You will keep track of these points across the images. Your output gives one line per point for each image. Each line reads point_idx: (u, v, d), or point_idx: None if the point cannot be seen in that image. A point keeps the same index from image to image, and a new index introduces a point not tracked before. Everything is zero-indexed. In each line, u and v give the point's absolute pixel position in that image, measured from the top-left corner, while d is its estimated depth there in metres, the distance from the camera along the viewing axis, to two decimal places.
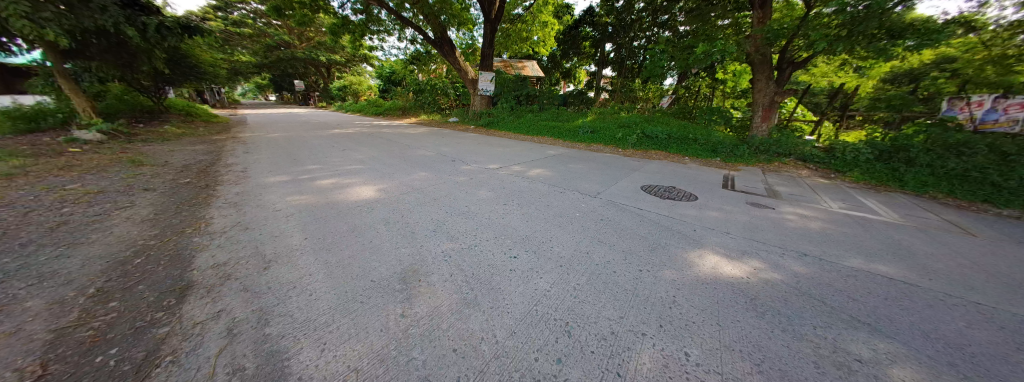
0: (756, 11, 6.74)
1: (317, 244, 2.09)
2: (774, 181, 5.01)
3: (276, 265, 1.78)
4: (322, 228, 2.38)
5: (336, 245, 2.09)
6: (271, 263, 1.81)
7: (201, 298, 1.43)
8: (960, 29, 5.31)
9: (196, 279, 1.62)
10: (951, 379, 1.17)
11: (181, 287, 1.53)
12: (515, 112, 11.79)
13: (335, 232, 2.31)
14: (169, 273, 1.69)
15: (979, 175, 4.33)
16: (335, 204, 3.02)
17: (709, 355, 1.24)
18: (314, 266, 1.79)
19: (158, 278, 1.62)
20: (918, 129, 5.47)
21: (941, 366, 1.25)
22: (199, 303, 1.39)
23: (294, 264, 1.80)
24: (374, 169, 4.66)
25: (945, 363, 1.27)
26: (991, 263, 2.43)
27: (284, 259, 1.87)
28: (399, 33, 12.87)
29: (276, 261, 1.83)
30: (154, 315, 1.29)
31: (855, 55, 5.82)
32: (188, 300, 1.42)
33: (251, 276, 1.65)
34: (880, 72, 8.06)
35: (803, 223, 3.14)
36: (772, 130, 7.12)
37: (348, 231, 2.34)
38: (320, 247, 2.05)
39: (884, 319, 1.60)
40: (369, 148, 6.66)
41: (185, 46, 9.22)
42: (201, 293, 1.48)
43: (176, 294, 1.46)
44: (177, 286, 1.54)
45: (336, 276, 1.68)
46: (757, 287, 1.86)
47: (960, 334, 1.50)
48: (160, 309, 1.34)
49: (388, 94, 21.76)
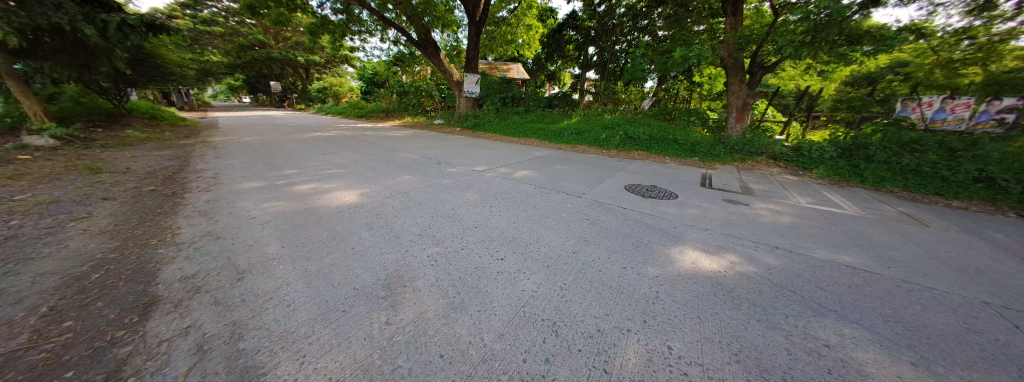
0: (730, 18, 7.08)
1: (295, 253, 2.00)
2: (749, 179, 5.26)
3: (251, 275, 1.70)
4: (301, 236, 2.29)
5: (316, 252, 2.02)
6: (246, 273, 1.72)
7: (168, 314, 1.34)
8: (912, 35, 5.70)
9: (163, 293, 1.51)
10: (911, 361, 1.26)
11: (144, 303, 1.42)
12: (501, 114, 11.81)
13: (314, 239, 2.23)
14: (132, 287, 1.57)
15: (931, 170, 4.73)
16: (315, 210, 2.92)
17: (691, 348, 1.29)
18: (292, 275, 1.72)
19: (120, 294, 1.50)
20: (875, 128, 5.89)
21: (902, 349, 1.34)
22: (166, 319, 1.30)
23: (270, 274, 1.72)
24: (356, 173, 4.54)
25: (904, 345, 1.37)
26: (940, 250, 2.65)
27: (259, 269, 1.77)
28: (381, 34, 12.60)
29: (251, 272, 1.74)
30: (115, 334, 1.19)
31: (818, 60, 6.21)
32: (153, 316, 1.32)
33: (224, 287, 1.57)
34: (841, 76, 8.62)
35: (774, 218, 3.31)
36: (746, 130, 7.47)
37: (328, 237, 2.26)
38: (299, 255, 1.97)
39: (848, 305, 1.71)
40: (351, 152, 6.48)
41: (150, 45, 8.66)
42: (168, 308, 1.39)
43: (140, 310, 1.36)
44: (139, 302, 1.43)
45: (317, 284, 1.62)
46: (733, 280, 1.95)
47: (917, 317, 1.62)
48: (121, 327, 1.24)
49: (370, 96, 21.27)
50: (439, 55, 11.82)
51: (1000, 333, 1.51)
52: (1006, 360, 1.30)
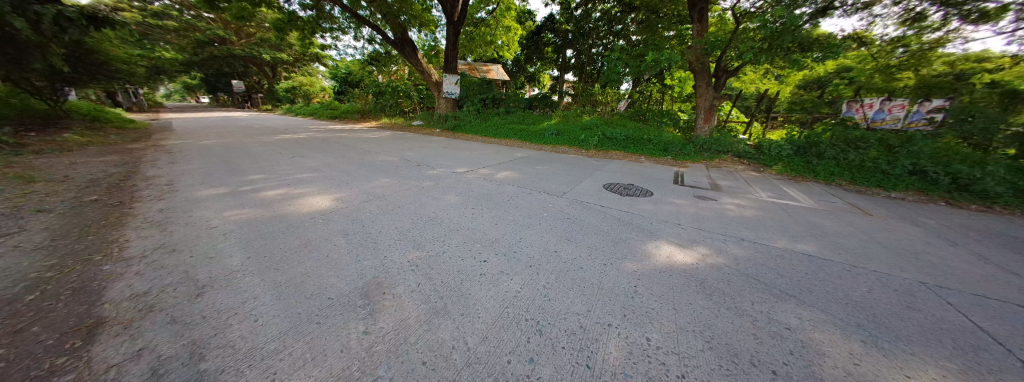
0: (696, 24, 7.50)
1: (262, 264, 1.86)
2: (717, 175, 5.60)
3: (212, 290, 1.56)
4: (268, 245, 2.14)
5: (286, 262, 1.89)
6: (206, 288, 1.58)
7: (117, 336, 1.20)
8: (855, 43, 6.49)
9: (110, 314, 1.35)
10: (861, 339, 1.41)
11: (87, 326, 1.26)
12: (481, 115, 11.76)
13: (283, 248, 2.09)
14: (72, 308, 1.39)
15: (873, 164, 5.28)
16: (285, 217, 2.76)
17: (668, 338, 1.35)
18: (260, 287, 1.60)
19: (57, 317, 1.33)
20: (825, 127, 6.47)
21: (853, 328, 1.50)
22: (114, 343, 1.16)
23: (235, 287, 1.59)
24: (329, 177, 4.33)
25: (854, 324, 1.52)
26: (880, 236, 2.97)
27: (222, 283, 1.64)
28: (355, 33, 12.11)
29: (212, 286, 1.60)
30: (51, 362, 1.05)
31: (775, 66, 6.72)
32: (98, 340, 1.17)
33: (182, 304, 1.43)
34: (794, 80, 9.40)
35: (740, 212, 3.56)
36: (713, 130, 7.96)
37: (300, 246, 2.14)
38: (267, 266, 1.84)
39: (805, 290, 1.87)
40: (323, 155, 6.17)
41: (93, 40, 7.80)
42: (116, 330, 1.24)
43: (82, 333, 1.20)
44: (81, 324, 1.26)
45: (287, 296, 1.52)
46: (705, 271, 2.06)
47: (864, 298, 1.81)
48: (58, 354, 1.09)
49: (344, 96, 20.41)
50: (416, 55, 11.56)
51: (929, 309, 1.72)
52: (936, 333, 1.48)
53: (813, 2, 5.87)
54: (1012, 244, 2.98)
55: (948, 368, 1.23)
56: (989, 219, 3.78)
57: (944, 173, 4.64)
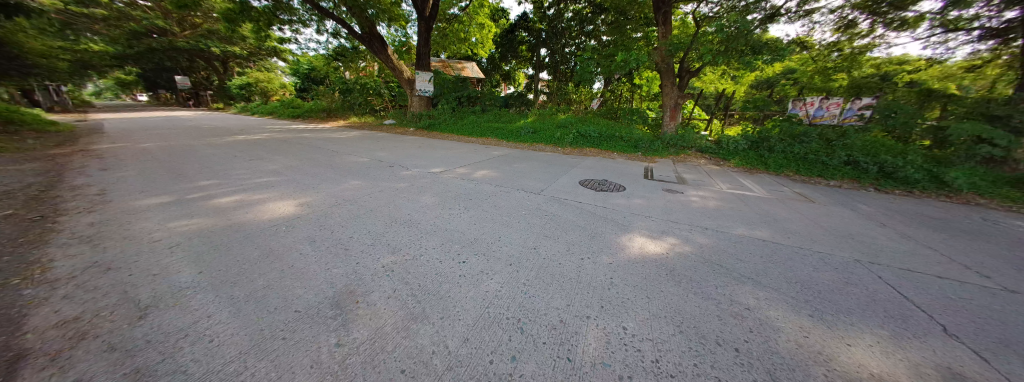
0: (662, 27, 7.91)
1: (219, 279, 1.69)
2: (683, 170, 5.97)
3: (158, 311, 1.38)
4: (224, 258, 1.94)
5: (246, 275, 1.73)
6: (151, 310, 1.39)
7: (40, 370, 1.02)
8: (798, 47, 7.19)
9: (31, 345, 1.15)
10: (808, 314, 1.58)
11: (2, 361, 1.06)
12: (457, 114, 11.56)
13: (242, 260, 1.91)
14: None
15: (814, 157, 5.92)
16: (243, 225, 2.53)
17: (642, 325, 1.42)
18: (216, 304, 1.46)
19: None
20: (774, 122, 7.10)
21: (802, 304, 1.67)
22: (37, 378, 0.98)
23: (186, 307, 1.42)
24: (292, 181, 4.03)
25: (803, 301, 1.71)
26: (820, 221, 3.34)
27: (170, 301, 1.46)
28: (318, 26, 11.32)
29: (158, 307, 1.42)
30: None
31: (732, 67, 7.25)
32: (18, 376, 0.99)
33: (121, 329, 1.25)
34: (747, 81, 10.22)
35: (704, 203, 3.82)
36: (678, 127, 8.45)
37: (261, 257, 1.97)
38: (223, 281, 1.67)
39: (761, 272, 2.06)
40: (285, 156, 5.74)
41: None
42: (40, 363, 1.05)
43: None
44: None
45: (248, 313, 1.39)
46: (674, 260, 2.19)
47: (810, 277, 2.03)
48: None
49: (308, 94, 19.10)
50: (386, 51, 11.08)
51: (861, 284, 1.98)
52: (866, 305, 1.71)
53: (761, 9, 6.48)
54: (924, 223, 3.49)
55: (878, 335, 1.43)
56: (907, 202, 4.39)
57: (873, 163, 5.33)
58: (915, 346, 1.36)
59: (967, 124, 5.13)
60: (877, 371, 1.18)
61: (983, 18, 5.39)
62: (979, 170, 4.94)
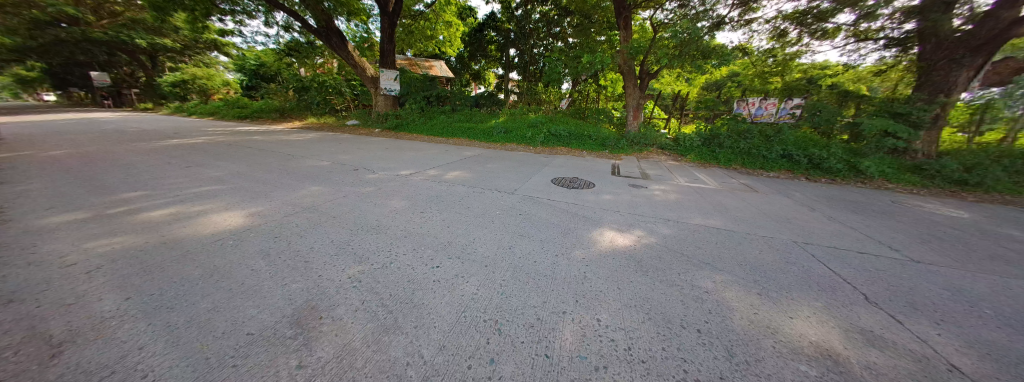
0: (623, 31, 8.33)
1: (152, 302, 1.45)
2: (646, 166, 6.35)
3: (73, 348, 1.12)
4: (158, 279, 1.68)
5: (188, 296, 1.51)
6: (61, 343, 1.15)
7: None
8: (741, 53, 8.01)
9: None
10: (758, 292, 1.77)
11: None
12: (426, 114, 11.18)
13: (181, 281, 1.67)
14: None
15: (755, 151, 6.64)
16: (181, 241, 2.21)
17: (615, 316, 1.48)
18: (152, 332, 1.23)
19: None
20: (723, 121, 7.83)
21: (751, 284, 1.87)
22: None
23: (109, 337, 1.20)
24: (242, 189, 3.62)
25: (752, 281, 1.91)
26: (762, 208, 3.75)
27: (90, 334, 1.20)
28: (265, 18, 10.26)
29: (71, 339, 1.17)
30: None
31: (686, 70, 7.89)
32: None
33: (26, 373, 1.00)
34: (698, 83, 11.15)
35: (665, 196, 4.11)
36: (641, 126, 8.98)
37: (205, 276, 1.73)
38: (157, 304, 1.44)
39: (717, 258, 2.26)
40: (232, 162, 5.16)
41: None
42: None
43: None
44: None
45: (194, 339, 1.19)
46: (641, 251, 2.33)
47: (756, 258, 2.28)
48: None
49: (257, 93, 17.33)
50: (346, 47, 10.37)
51: (797, 262, 2.27)
52: (801, 281, 1.96)
53: (709, 18, 7.11)
54: (843, 206, 4.08)
55: (815, 308, 1.64)
56: (829, 189, 5.10)
57: (803, 156, 6.13)
58: (842, 315, 1.59)
59: (877, 121, 6.07)
60: (815, 339, 1.36)
61: (886, 30, 6.51)
62: (886, 158, 5.99)
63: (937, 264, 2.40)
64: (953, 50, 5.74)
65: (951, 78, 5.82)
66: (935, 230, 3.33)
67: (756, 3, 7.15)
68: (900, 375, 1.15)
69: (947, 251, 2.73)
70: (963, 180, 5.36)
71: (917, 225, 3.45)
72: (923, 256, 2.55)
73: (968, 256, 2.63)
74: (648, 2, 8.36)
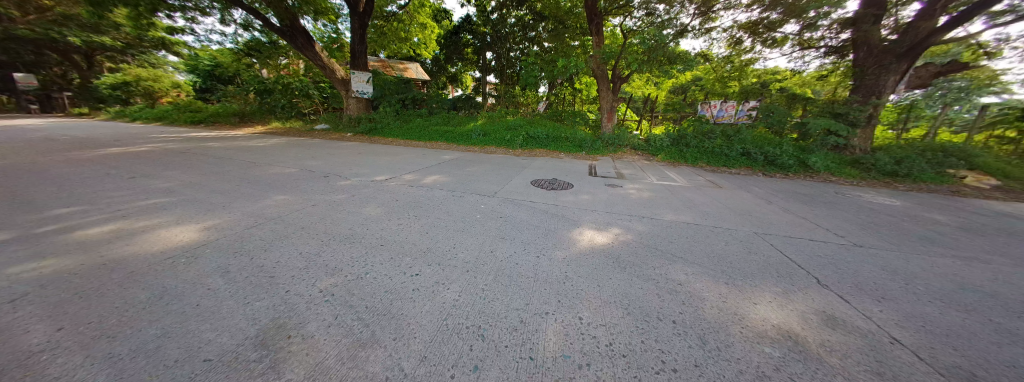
0: (595, 36, 8.65)
1: (88, 330, 1.26)
2: (621, 166, 6.60)
3: None
4: (95, 303, 1.46)
5: (134, 321, 1.33)
6: None
7: None
8: (703, 59, 8.60)
9: None
10: (724, 282, 1.90)
11: None
12: (401, 117, 10.85)
13: (126, 303, 1.47)
14: None
15: (718, 150, 7.13)
16: (125, 261, 1.96)
17: (596, 313, 1.51)
18: (88, 363, 1.06)
19: None
20: (689, 122, 8.33)
21: (720, 275, 2.00)
22: None
23: (30, 374, 1.01)
24: (198, 201, 3.31)
25: (722, 272, 2.04)
26: (726, 203, 4.04)
27: (7, 373, 1.02)
28: (221, 15, 9.50)
29: None
30: None
31: (654, 75, 8.37)
32: None
33: None
34: (666, 87, 11.77)
35: (639, 194, 4.30)
36: (614, 128, 9.30)
37: (155, 297, 1.54)
38: (95, 332, 1.24)
39: (688, 251, 2.39)
40: (184, 171, 4.68)
41: None
42: None
43: None
44: None
45: (141, 369, 1.04)
46: (618, 248, 2.41)
47: (723, 250, 2.45)
48: None
49: (212, 96, 15.97)
50: (313, 48, 9.83)
51: (759, 251, 2.47)
52: (764, 269, 2.13)
53: (673, 26, 7.59)
54: (794, 198, 4.50)
55: (777, 293, 1.79)
56: (783, 183, 5.60)
57: (759, 153, 6.69)
58: (800, 298, 1.74)
59: (820, 121, 6.78)
60: (777, 322, 1.48)
61: (826, 39, 7.30)
62: (828, 154, 6.69)
63: (874, 247, 2.72)
64: (882, 57, 6.59)
65: (880, 81, 6.63)
66: (872, 217, 3.75)
67: (715, 13, 7.74)
68: (851, 350, 1.29)
69: (882, 235, 3.09)
70: (891, 172, 6.11)
71: (857, 213, 3.88)
72: (863, 241, 2.87)
73: (899, 239, 3.00)
74: (618, 10, 8.76)
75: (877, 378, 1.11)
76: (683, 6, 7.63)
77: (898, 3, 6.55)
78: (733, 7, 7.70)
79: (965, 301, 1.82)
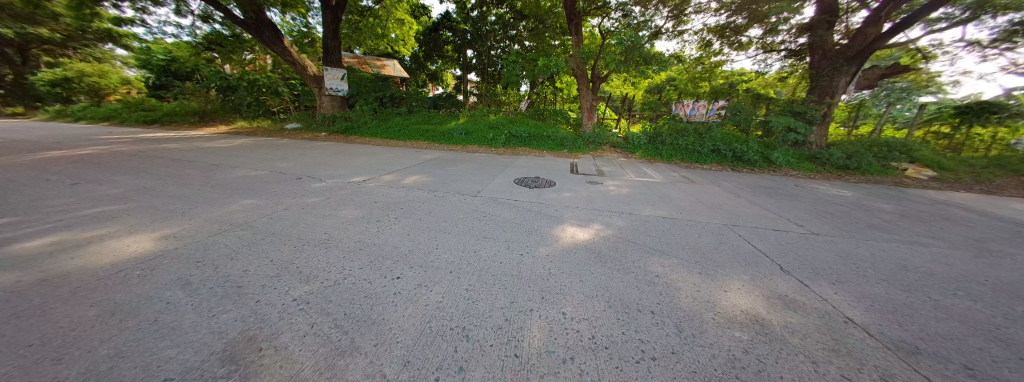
0: (574, 36, 8.79)
1: (22, 354, 1.11)
2: (601, 163, 6.78)
3: None
4: (30, 324, 1.30)
5: (81, 342, 1.19)
6: None
7: None
8: (676, 60, 8.99)
9: None
10: (698, 272, 2.01)
11: None
12: (379, 115, 10.50)
13: (68, 322, 1.31)
14: None
15: (691, 147, 7.50)
16: (69, 275, 1.76)
17: (579, 308, 1.54)
18: None
19: None
20: (664, 120, 8.67)
21: (694, 265, 2.10)
22: None
23: None
24: (155, 207, 3.03)
25: (696, 262, 2.15)
26: (699, 197, 4.26)
27: None
28: (176, 5, 8.70)
29: None
30: None
31: (632, 75, 8.64)
32: None
33: None
34: (643, 87, 12.15)
35: (619, 190, 4.44)
36: (594, 126, 9.50)
37: (107, 312, 1.40)
38: (33, 356, 1.10)
39: (664, 243, 2.51)
40: (137, 175, 4.27)
41: None
42: None
43: None
44: None
45: None
46: (600, 243, 2.48)
47: (697, 241, 2.59)
48: None
49: (168, 93, 14.72)
50: (282, 42, 9.26)
51: (729, 241, 2.63)
52: (735, 258, 2.27)
53: (649, 28, 7.89)
54: (760, 191, 4.82)
55: (745, 280, 1.91)
56: (749, 177, 5.98)
57: (728, 150, 7.11)
58: (766, 284, 1.88)
59: (781, 119, 7.29)
60: (745, 306, 1.59)
61: (786, 43, 7.86)
62: (788, 150, 7.21)
63: (829, 235, 2.98)
64: (834, 60, 7.19)
65: (833, 83, 7.24)
66: (827, 207, 4.09)
67: (686, 16, 8.10)
68: (811, 330, 1.40)
69: (837, 224, 3.37)
70: (841, 166, 6.72)
71: (814, 204, 4.22)
72: (819, 229, 3.14)
73: (850, 227, 3.30)
74: (596, 11, 8.95)
75: (833, 355, 1.22)
76: (657, 9, 7.96)
77: (849, 10, 7.13)
78: (703, 11, 8.10)
79: (907, 281, 2.03)
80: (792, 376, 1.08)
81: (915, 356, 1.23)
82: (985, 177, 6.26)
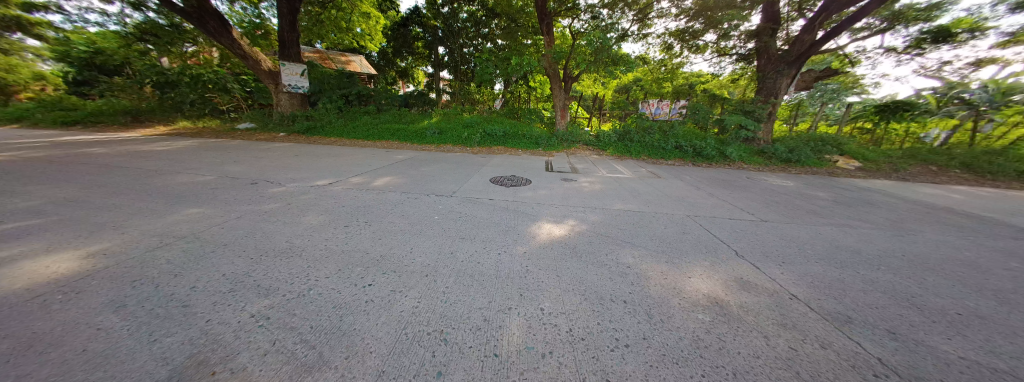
0: (546, 36, 8.89)
1: None
2: (575, 161, 6.97)
3: None
4: None
5: None
6: None
7: None
8: (642, 61, 9.44)
9: None
10: (665, 261, 2.14)
11: None
12: (345, 114, 9.92)
13: None
14: None
15: (657, 145, 7.95)
16: None
17: (556, 303, 1.58)
18: None
19: None
20: (634, 118, 9.06)
21: (662, 256, 2.24)
22: None
23: None
24: (78, 221, 2.63)
25: (663, 252, 2.29)
26: (664, 191, 4.53)
27: None
28: None
29: None
30: None
31: (601, 75, 8.95)
32: None
33: None
34: (612, 86, 12.64)
35: (591, 187, 4.60)
36: (568, 124, 9.71)
37: (17, 346, 1.18)
38: None
39: (634, 236, 2.64)
40: (53, 185, 3.67)
41: None
42: None
43: None
44: None
45: None
46: (575, 238, 2.55)
47: (664, 233, 2.75)
48: None
49: (92, 89, 12.81)
50: (231, 33, 8.40)
51: (692, 231, 2.84)
52: (698, 247, 2.44)
53: (616, 30, 8.22)
54: (717, 184, 5.25)
55: (706, 266, 2.07)
56: (708, 171, 6.48)
57: (689, 146, 7.62)
58: (724, 269, 2.06)
59: (734, 117, 7.96)
60: (707, 291, 1.73)
61: (736, 47, 8.60)
62: (740, 145, 7.90)
63: (776, 221, 3.32)
64: (777, 64, 7.97)
65: (776, 84, 8.04)
66: (774, 197, 4.54)
67: (650, 20, 8.51)
68: (763, 308, 1.56)
69: (782, 211, 3.76)
70: (784, 159, 7.48)
71: (762, 194, 4.68)
72: (767, 216, 3.49)
73: (793, 213, 3.69)
74: (567, 11, 9.14)
75: (783, 329, 1.37)
76: (623, 12, 8.35)
77: (788, 19, 7.95)
78: (665, 16, 8.59)
79: (840, 259, 2.32)
80: (748, 351, 1.19)
81: (849, 325, 1.42)
82: (899, 167, 7.32)
